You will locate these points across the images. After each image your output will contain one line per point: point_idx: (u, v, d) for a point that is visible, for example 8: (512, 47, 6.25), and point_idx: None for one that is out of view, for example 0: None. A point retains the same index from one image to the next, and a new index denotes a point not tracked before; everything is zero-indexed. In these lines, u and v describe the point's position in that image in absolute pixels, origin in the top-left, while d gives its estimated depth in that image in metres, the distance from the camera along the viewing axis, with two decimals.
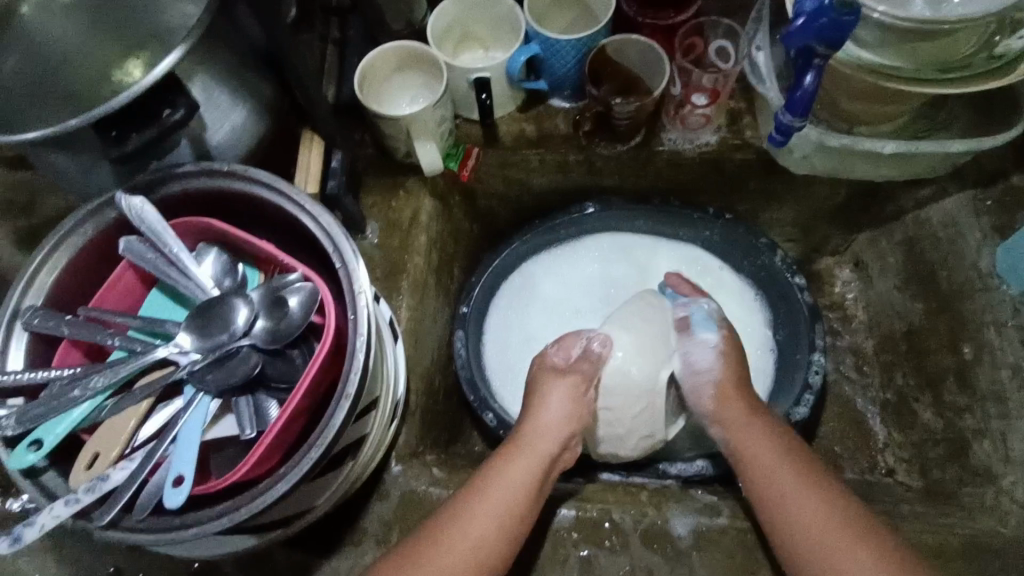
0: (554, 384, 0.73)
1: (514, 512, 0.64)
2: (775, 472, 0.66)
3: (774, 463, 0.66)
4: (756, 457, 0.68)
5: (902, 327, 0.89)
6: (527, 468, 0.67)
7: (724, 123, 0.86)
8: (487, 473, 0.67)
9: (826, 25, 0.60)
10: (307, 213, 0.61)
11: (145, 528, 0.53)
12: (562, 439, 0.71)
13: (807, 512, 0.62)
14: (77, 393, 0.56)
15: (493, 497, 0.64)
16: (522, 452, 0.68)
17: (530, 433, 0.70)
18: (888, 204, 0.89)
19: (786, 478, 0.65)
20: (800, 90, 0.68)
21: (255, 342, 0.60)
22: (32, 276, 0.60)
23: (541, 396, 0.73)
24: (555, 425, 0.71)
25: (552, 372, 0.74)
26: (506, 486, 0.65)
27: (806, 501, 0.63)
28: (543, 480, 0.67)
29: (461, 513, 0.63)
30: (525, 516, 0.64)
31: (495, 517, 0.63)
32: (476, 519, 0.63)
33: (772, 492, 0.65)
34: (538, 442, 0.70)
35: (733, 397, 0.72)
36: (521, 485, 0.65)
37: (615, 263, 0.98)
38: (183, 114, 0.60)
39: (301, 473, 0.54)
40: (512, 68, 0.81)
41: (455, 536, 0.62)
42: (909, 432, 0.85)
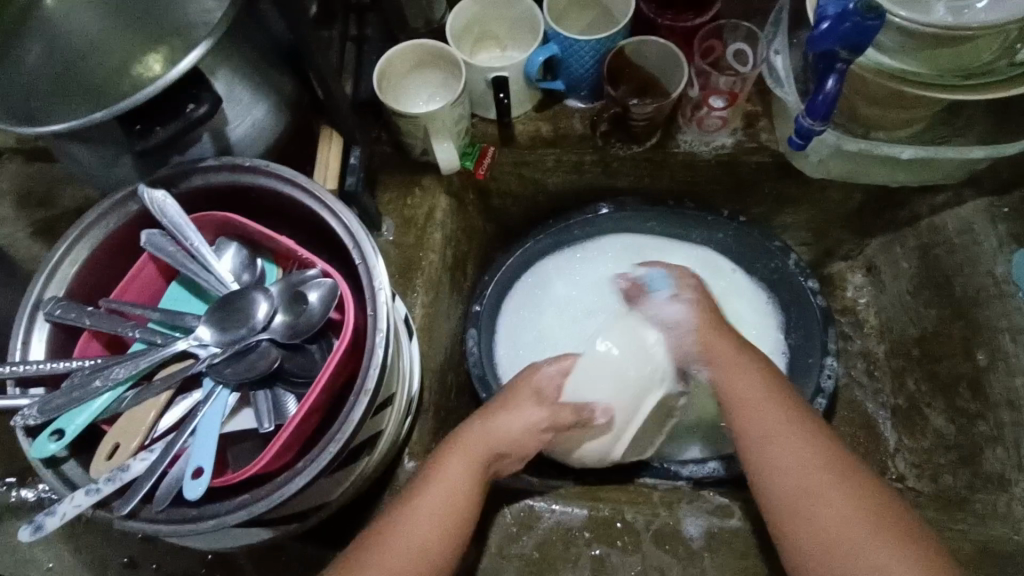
0: (522, 403, 0.68)
1: (440, 533, 0.60)
2: (755, 403, 0.63)
3: (752, 393, 0.64)
4: (756, 404, 0.63)
5: (914, 333, 0.89)
6: (455, 477, 0.63)
7: (740, 126, 0.86)
8: (416, 487, 0.63)
9: (850, 29, 0.60)
10: (328, 210, 0.62)
11: (164, 519, 0.53)
12: (503, 450, 0.66)
13: (785, 440, 0.61)
14: (99, 384, 0.56)
15: (428, 499, 0.61)
16: (452, 453, 0.64)
17: (470, 431, 0.66)
18: (902, 209, 0.89)
19: (767, 407, 0.63)
20: (822, 94, 0.68)
21: (274, 337, 0.60)
22: (55, 266, 0.60)
23: (497, 408, 0.69)
24: (504, 435, 0.66)
25: (526, 391, 0.70)
26: (433, 499, 0.61)
27: (785, 430, 0.61)
28: (476, 489, 0.63)
29: (392, 525, 0.60)
30: (451, 534, 0.60)
31: (425, 528, 0.59)
32: (405, 527, 0.59)
33: (754, 417, 0.63)
34: (480, 440, 0.65)
35: (727, 350, 0.67)
36: (443, 500, 0.61)
37: (628, 264, 0.98)
38: (207, 109, 0.60)
39: (319, 468, 0.54)
40: (530, 67, 0.81)
41: (388, 548, 0.58)
42: (920, 437, 0.86)
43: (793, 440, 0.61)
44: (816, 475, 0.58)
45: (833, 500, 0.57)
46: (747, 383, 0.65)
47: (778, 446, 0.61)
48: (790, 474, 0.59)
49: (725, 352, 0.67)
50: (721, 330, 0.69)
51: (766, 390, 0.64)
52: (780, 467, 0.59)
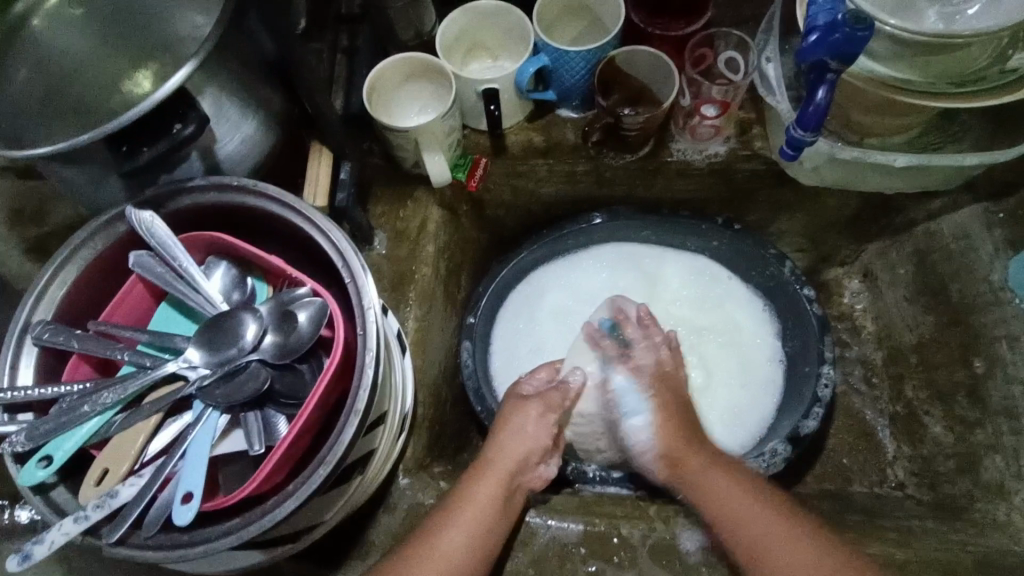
0: (523, 407, 0.73)
1: (481, 549, 0.63)
2: (739, 513, 0.64)
3: (730, 494, 0.66)
4: (704, 464, 0.69)
5: (911, 340, 0.88)
6: (491, 487, 0.67)
7: (733, 134, 0.86)
8: (452, 500, 0.66)
9: (839, 40, 0.60)
10: (317, 228, 0.61)
11: (155, 545, 0.53)
12: (522, 456, 0.70)
13: (784, 547, 0.61)
14: (88, 409, 0.56)
15: (462, 516, 0.64)
16: (483, 474, 0.68)
17: (496, 450, 0.70)
18: (898, 215, 0.88)
19: (752, 511, 0.64)
20: (813, 105, 0.67)
21: (263, 357, 0.60)
22: (43, 290, 0.60)
23: (507, 424, 0.72)
24: (518, 445, 0.70)
25: (518, 400, 0.74)
26: (469, 513, 0.64)
27: (779, 540, 0.62)
28: (508, 502, 0.67)
29: (435, 532, 0.63)
30: (489, 541, 0.64)
31: (467, 538, 0.63)
32: (449, 535, 0.63)
33: (729, 514, 0.65)
34: (506, 457, 0.69)
35: (691, 447, 0.70)
36: (483, 511, 0.65)
37: (623, 270, 0.98)
38: (193, 130, 0.60)
39: (310, 490, 0.54)
40: (520, 78, 0.81)
41: (433, 554, 0.61)
42: (919, 445, 0.85)
43: (724, 482, 0.67)
44: (823, 571, 0.60)
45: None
46: (729, 490, 0.66)
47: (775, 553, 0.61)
48: (729, 512, 0.65)
49: (708, 461, 0.69)
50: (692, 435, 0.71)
51: (748, 490, 0.66)
52: (778, 563, 0.61)
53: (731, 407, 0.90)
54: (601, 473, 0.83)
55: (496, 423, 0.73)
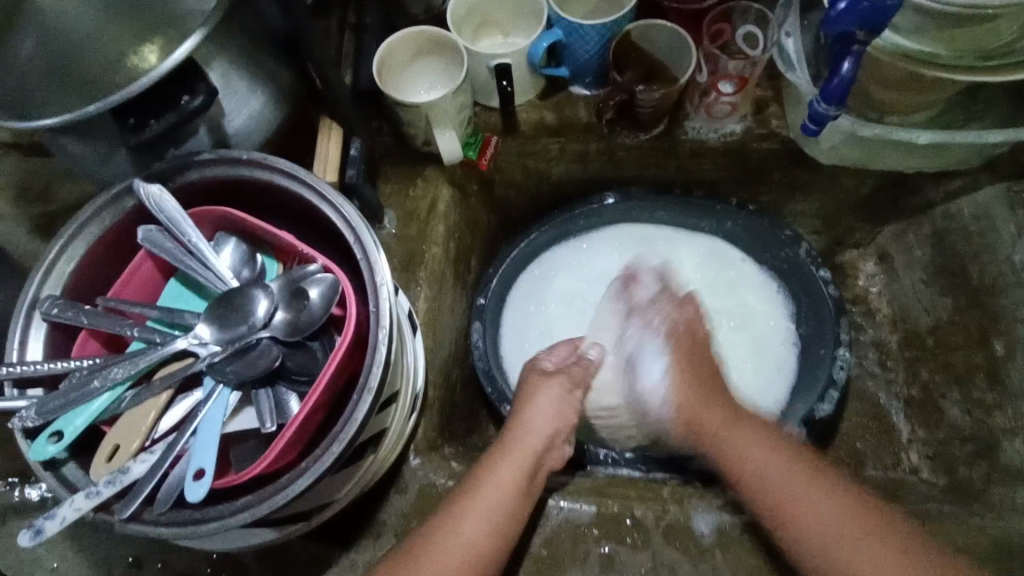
0: (543, 385, 0.73)
1: (501, 526, 0.62)
2: (771, 474, 0.64)
3: (769, 463, 0.65)
4: (727, 433, 0.69)
5: (928, 322, 0.87)
6: (511, 471, 0.65)
7: (750, 112, 0.84)
8: (471, 484, 0.65)
9: (867, 10, 0.58)
10: (329, 203, 0.60)
11: (166, 522, 0.52)
12: (547, 436, 0.69)
13: (813, 504, 0.61)
14: (98, 384, 0.55)
15: (481, 501, 0.63)
16: (502, 458, 0.66)
17: (518, 433, 0.69)
18: (916, 196, 0.87)
19: (775, 466, 0.65)
20: (837, 78, 0.65)
21: (275, 335, 0.59)
22: (51, 265, 0.59)
23: (529, 399, 0.72)
24: (542, 423, 0.70)
25: (541, 376, 0.74)
26: (489, 496, 0.63)
27: (805, 496, 0.62)
28: (530, 478, 0.66)
29: (455, 518, 0.62)
30: (511, 523, 0.63)
31: (485, 523, 0.61)
32: (466, 520, 0.61)
33: (764, 486, 0.64)
34: (524, 443, 0.68)
35: (710, 408, 0.70)
36: (503, 494, 0.63)
37: (634, 252, 0.97)
38: (202, 100, 0.58)
39: (322, 468, 0.53)
40: (534, 53, 0.79)
41: (454, 539, 0.60)
42: (935, 428, 0.84)
43: (758, 447, 0.66)
44: (842, 522, 0.60)
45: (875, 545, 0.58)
46: (758, 447, 0.67)
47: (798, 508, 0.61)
48: (771, 479, 0.64)
49: (732, 421, 0.69)
50: (704, 380, 0.73)
51: (778, 451, 0.66)
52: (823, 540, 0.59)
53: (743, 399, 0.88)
54: (613, 455, 0.83)
55: (519, 395, 0.74)
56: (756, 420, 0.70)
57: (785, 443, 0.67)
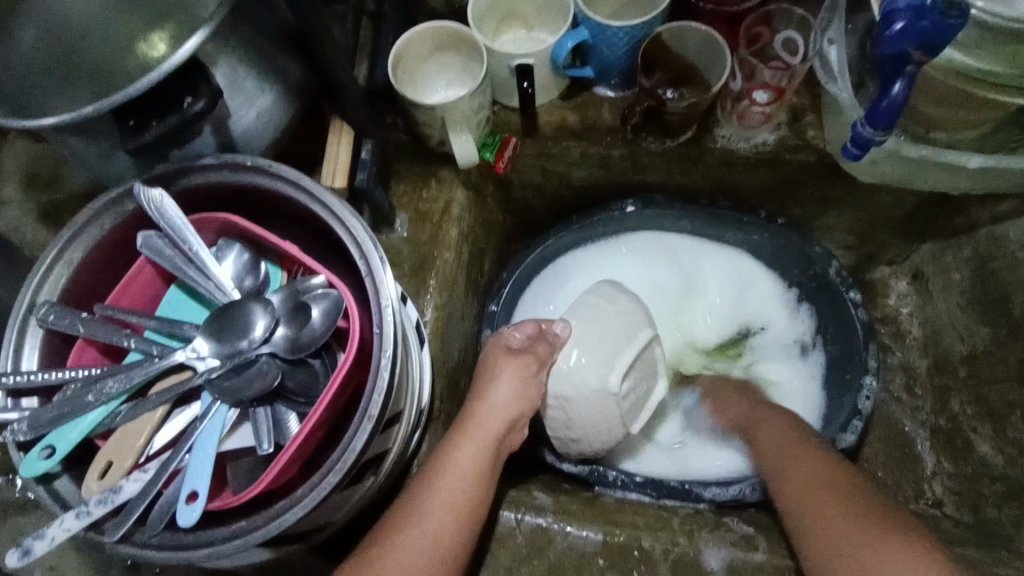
0: (506, 365, 0.70)
1: (463, 514, 0.60)
2: (793, 474, 0.65)
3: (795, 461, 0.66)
4: (771, 443, 0.70)
5: (963, 350, 0.82)
6: (473, 454, 0.63)
7: (784, 121, 0.79)
8: (428, 472, 0.63)
9: (926, 29, 0.53)
10: (335, 216, 0.57)
11: (158, 545, 0.51)
12: (509, 420, 0.67)
13: (829, 509, 0.59)
14: (92, 398, 0.53)
15: (444, 492, 0.60)
16: (461, 442, 0.64)
17: (477, 414, 0.67)
18: (958, 216, 0.82)
19: (798, 479, 0.64)
20: (886, 100, 0.60)
21: (274, 351, 0.56)
22: (48, 269, 0.57)
23: (489, 378, 0.69)
24: (502, 406, 0.67)
25: (506, 354, 0.71)
26: (451, 484, 0.61)
27: (822, 502, 0.60)
28: (494, 462, 0.65)
29: (416, 513, 0.59)
30: (473, 512, 0.61)
31: (451, 513, 0.60)
32: (432, 515, 0.59)
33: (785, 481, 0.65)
34: (486, 425, 0.66)
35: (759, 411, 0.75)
36: (464, 481, 0.62)
37: (657, 261, 0.92)
38: (203, 104, 0.55)
39: (319, 497, 0.51)
40: (557, 54, 0.75)
41: (415, 531, 0.58)
42: (963, 463, 0.80)
43: (797, 452, 0.67)
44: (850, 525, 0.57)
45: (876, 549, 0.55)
46: (804, 464, 0.65)
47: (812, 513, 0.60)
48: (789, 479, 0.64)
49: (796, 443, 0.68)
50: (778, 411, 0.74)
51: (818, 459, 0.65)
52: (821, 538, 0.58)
53: None
54: (623, 478, 0.79)
55: (476, 376, 0.70)
56: (796, 436, 0.69)
57: (826, 454, 0.66)
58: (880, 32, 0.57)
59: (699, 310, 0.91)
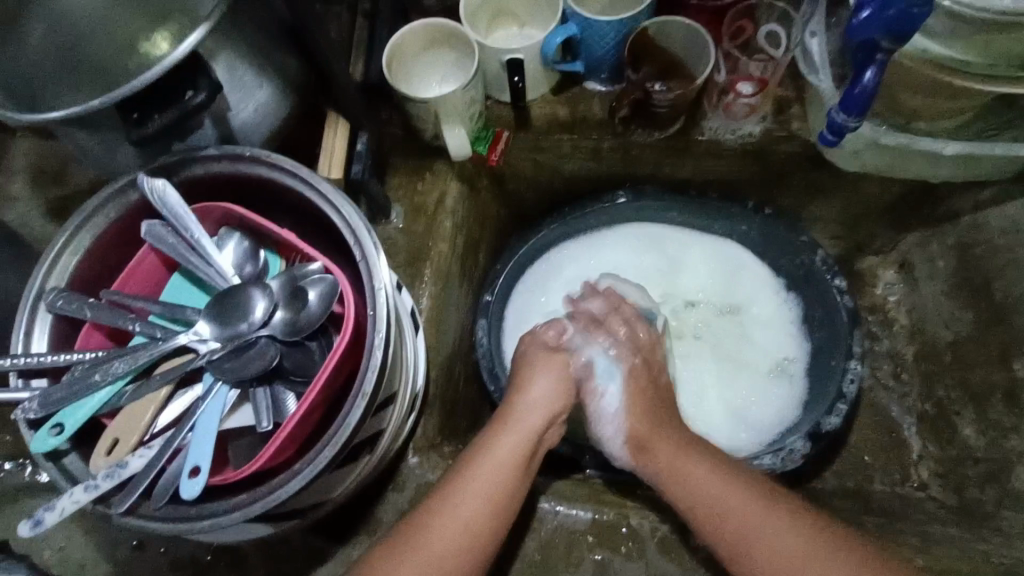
0: (546, 360, 0.75)
1: (498, 502, 0.62)
2: (721, 506, 0.61)
3: (722, 491, 0.62)
4: (677, 466, 0.65)
5: (947, 336, 0.84)
6: (512, 446, 0.66)
7: (770, 112, 0.81)
8: (468, 460, 0.65)
9: (894, 16, 0.55)
10: (331, 204, 0.59)
11: (161, 518, 0.53)
12: (552, 412, 0.71)
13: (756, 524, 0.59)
14: (99, 378, 0.56)
15: (481, 477, 0.63)
16: (506, 434, 0.67)
17: (520, 408, 0.70)
18: (942, 204, 0.83)
19: (733, 494, 0.62)
20: (858, 86, 0.63)
21: (273, 334, 0.59)
22: (57, 256, 0.59)
23: (530, 374, 0.74)
24: (544, 400, 0.71)
25: (545, 350, 0.76)
26: (488, 473, 0.63)
27: (757, 521, 0.59)
28: (531, 457, 0.66)
29: (449, 497, 0.61)
30: (511, 499, 0.63)
31: (485, 499, 0.61)
32: (464, 500, 0.61)
33: (719, 515, 0.61)
34: (526, 419, 0.69)
35: (661, 433, 0.69)
36: (503, 470, 0.64)
37: (645, 254, 0.95)
38: (204, 97, 0.58)
39: (316, 470, 0.53)
40: (547, 48, 0.77)
41: (452, 514, 0.60)
42: (948, 446, 0.82)
43: (701, 468, 0.64)
44: (778, 530, 0.59)
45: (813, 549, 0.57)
46: (701, 476, 0.64)
47: (739, 524, 0.60)
48: (722, 520, 0.61)
49: (681, 449, 0.67)
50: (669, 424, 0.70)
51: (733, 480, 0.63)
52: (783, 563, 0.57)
53: (735, 409, 0.87)
54: (613, 460, 0.82)
55: (518, 371, 0.75)
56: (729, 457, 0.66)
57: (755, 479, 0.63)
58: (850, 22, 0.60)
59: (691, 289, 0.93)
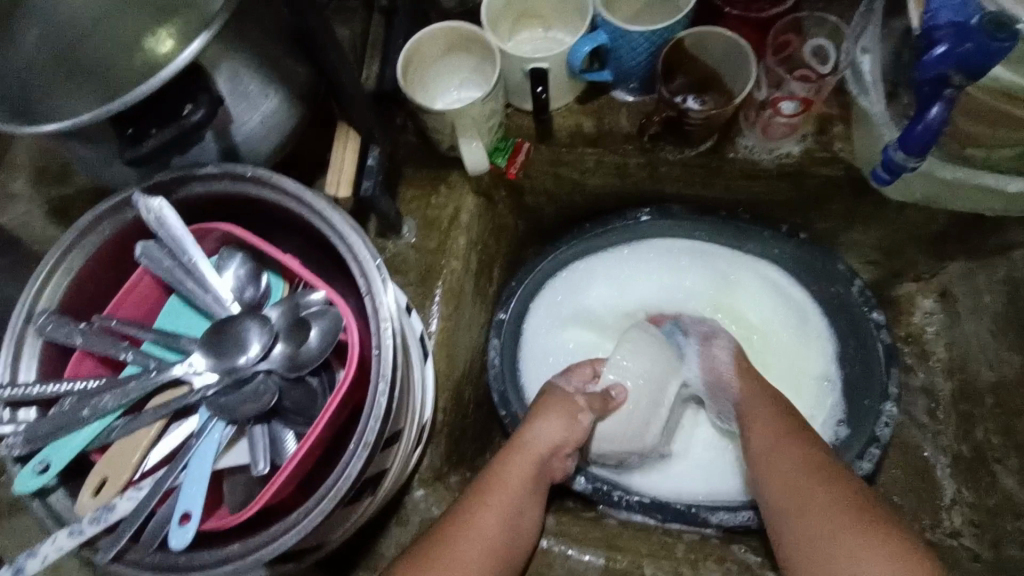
0: (544, 411, 0.70)
1: (511, 539, 0.62)
2: (780, 463, 0.64)
3: (786, 456, 0.64)
4: (760, 413, 0.69)
5: (990, 377, 0.78)
6: (518, 472, 0.66)
7: (811, 132, 0.75)
8: (479, 488, 0.64)
9: (970, 51, 0.53)
10: (335, 229, 0.55)
11: (149, 566, 0.50)
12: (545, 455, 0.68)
13: (810, 517, 0.58)
14: (87, 413, 0.53)
15: (498, 505, 0.63)
16: (514, 457, 0.67)
17: (524, 436, 0.69)
18: (992, 236, 0.77)
19: (788, 462, 0.63)
20: (923, 123, 0.59)
21: (272, 368, 0.55)
22: (47, 277, 0.56)
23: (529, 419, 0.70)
24: (538, 443, 0.68)
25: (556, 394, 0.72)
26: (505, 500, 0.64)
27: (809, 489, 0.60)
28: (537, 481, 0.67)
29: (469, 521, 0.61)
30: (518, 544, 0.63)
31: (501, 523, 0.62)
32: (485, 519, 0.61)
33: (782, 472, 0.63)
34: (522, 459, 0.67)
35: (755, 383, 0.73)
36: (516, 498, 0.64)
37: (686, 272, 0.90)
38: (203, 115, 0.54)
39: (311, 524, 0.50)
40: (574, 59, 0.72)
41: (459, 553, 0.59)
42: (985, 495, 0.77)
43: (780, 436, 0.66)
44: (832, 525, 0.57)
45: (864, 543, 0.55)
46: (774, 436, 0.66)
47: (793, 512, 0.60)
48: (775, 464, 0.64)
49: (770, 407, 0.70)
50: (794, 432, 0.66)
51: (797, 449, 0.64)
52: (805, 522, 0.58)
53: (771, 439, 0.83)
54: (628, 497, 0.78)
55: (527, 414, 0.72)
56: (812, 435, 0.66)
57: (825, 462, 0.62)
58: (920, 56, 0.57)
59: (733, 307, 0.88)
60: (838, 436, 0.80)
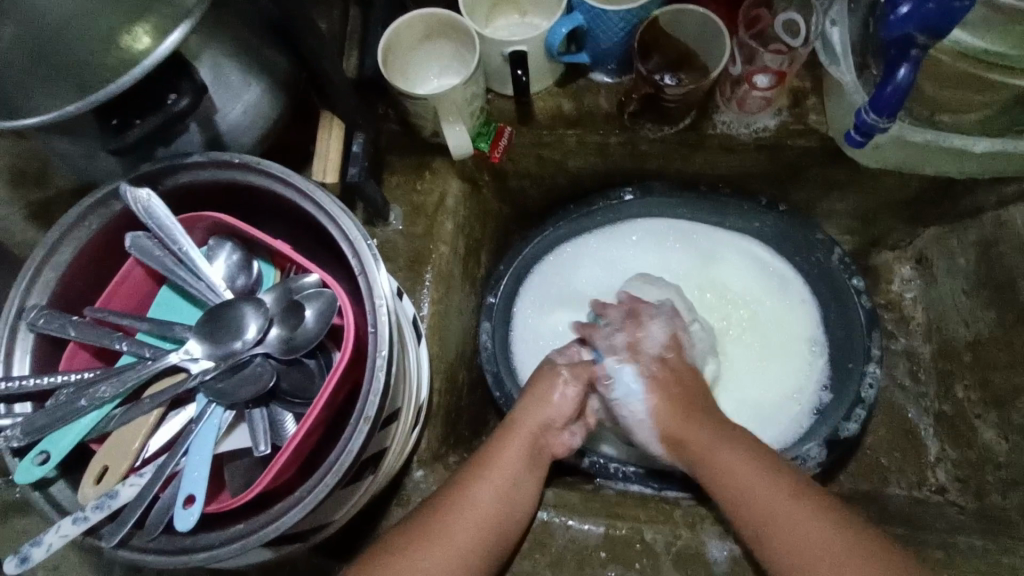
0: (541, 397, 0.70)
1: (509, 514, 0.63)
2: (746, 495, 0.62)
3: (751, 483, 0.62)
4: (701, 442, 0.67)
5: (967, 335, 0.81)
6: (516, 452, 0.66)
7: (785, 106, 0.78)
8: (480, 464, 0.66)
9: (932, 11, 0.56)
10: (323, 210, 0.56)
11: (155, 549, 0.50)
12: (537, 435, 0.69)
13: (780, 523, 0.59)
14: (85, 404, 0.53)
15: (498, 480, 0.64)
16: (511, 439, 0.67)
17: (522, 417, 0.69)
18: (964, 199, 0.79)
19: (756, 489, 0.62)
20: (890, 85, 0.62)
21: (269, 352, 0.56)
22: (38, 272, 0.56)
23: (530, 402, 0.70)
24: (529, 425, 0.69)
25: (550, 373, 0.72)
26: (503, 476, 0.64)
27: (785, 518, 0.60)
28: (535, 460, 0.67)
29: (471, 495, 0.63)
30: (512, 522, 0.63)
31: (500, 497, 0.63)
32: (486, 492, 0.63)
33: (747, 505, 0.62)
34: (518, 439, 0.67)
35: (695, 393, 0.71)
36: (516, 474, 0.65)
37: (671, 251, 0.92)
38: (188, 102, 0.55)
39: (316, 501, 0.50)
40: (552, 40, 0.73)
41: (460, 525, 0.60)
42: (967, 450, 0.79)
43: (736, 465, 0.64)
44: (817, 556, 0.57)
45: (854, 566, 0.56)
46: (732, 462, 0.64)
47: (789, 548, 0.58)
48: (739, 496, 0.62)
49: (710, 430, 0.68)
50: (746, 443, 0.66)
51: (758, 475, 0.63)
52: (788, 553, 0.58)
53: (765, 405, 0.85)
54: (624, 470, 0.79)
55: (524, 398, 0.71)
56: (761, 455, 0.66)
57: (790, 483, 0.62)
58: (886, 19, 0.61)
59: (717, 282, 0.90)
60: (821, 402, 0.83)
